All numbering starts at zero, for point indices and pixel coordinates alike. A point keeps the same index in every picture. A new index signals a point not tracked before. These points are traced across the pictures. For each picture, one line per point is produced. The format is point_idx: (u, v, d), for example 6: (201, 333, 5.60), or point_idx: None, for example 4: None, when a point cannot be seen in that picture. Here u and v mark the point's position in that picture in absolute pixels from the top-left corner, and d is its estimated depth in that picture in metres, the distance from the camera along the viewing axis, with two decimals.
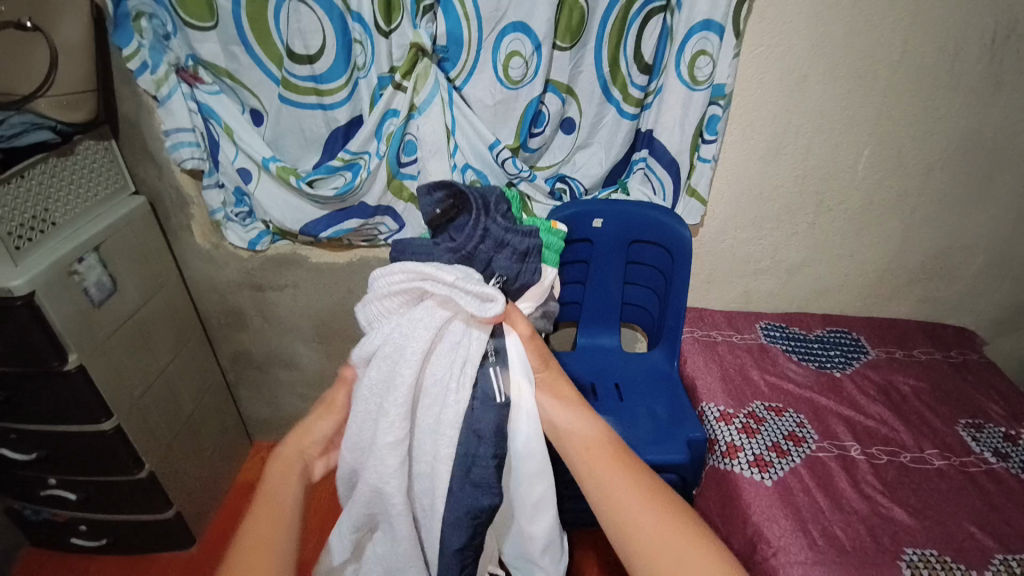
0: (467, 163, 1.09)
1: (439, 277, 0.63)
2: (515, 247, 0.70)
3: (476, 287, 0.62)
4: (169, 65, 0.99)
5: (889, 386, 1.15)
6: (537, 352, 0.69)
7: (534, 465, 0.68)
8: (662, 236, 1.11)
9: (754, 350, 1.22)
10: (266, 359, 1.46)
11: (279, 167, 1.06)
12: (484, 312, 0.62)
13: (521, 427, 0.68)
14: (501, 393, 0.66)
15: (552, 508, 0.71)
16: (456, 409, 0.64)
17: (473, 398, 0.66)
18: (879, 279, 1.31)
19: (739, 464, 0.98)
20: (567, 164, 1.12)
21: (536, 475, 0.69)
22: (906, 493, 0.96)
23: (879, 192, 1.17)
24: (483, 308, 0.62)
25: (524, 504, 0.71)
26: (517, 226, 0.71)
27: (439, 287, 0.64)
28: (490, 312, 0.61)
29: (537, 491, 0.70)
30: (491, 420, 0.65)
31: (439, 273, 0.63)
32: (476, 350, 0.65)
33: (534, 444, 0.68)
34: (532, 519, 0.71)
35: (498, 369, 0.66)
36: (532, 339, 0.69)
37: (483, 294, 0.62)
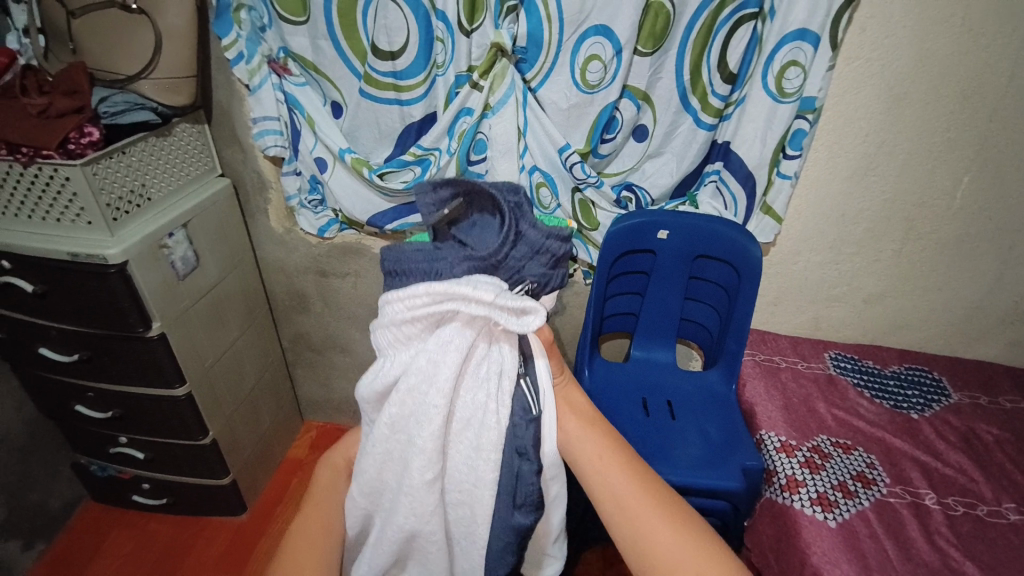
0: (535, 165, 1.10)
1: (474, 299, 0.59)
2: (553, 252, 0.68)
3: (517, 301, 0.60)
4: (262, 56, 1.05)
5: (971, 433, 1.05)
6: (555, 358, 0.71)
7: (552, 469, 0.68)
8: (730, 253, 1.06)
9: (821, 381, 1.15)
10: (323, 343, 1.52)
11: (353, 159, 1.09)
12: (524, 326, 0.61)
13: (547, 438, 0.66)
14: (535, 403, 0.65)
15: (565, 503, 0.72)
16: (499, 432, 0.63)
17: (516, 415, 0.64)
18: (970, 318, 1.20)
19: (800, 500, 0.93)
20: (636, 172, 1.10)
21: (551, 479, 0.69)
22: (979, 547, 0.87)
23: (976, 224, 1.08)
24: (525, 322, 0.60)
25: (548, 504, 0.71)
26: (555, 229, 0.68)
27: (476, 306, 0.60)
28: (533, 326, 0.60)
29: (553, 490, 0.70)
30: (531, 436, 0.64)
31: (469, 295, 0.59)
32: (506, 366, 0.63)
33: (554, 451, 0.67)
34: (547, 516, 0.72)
35: (529, 383, 0.65)
36: (551, 345, 0.71)
37: (520, 309, 0.60)
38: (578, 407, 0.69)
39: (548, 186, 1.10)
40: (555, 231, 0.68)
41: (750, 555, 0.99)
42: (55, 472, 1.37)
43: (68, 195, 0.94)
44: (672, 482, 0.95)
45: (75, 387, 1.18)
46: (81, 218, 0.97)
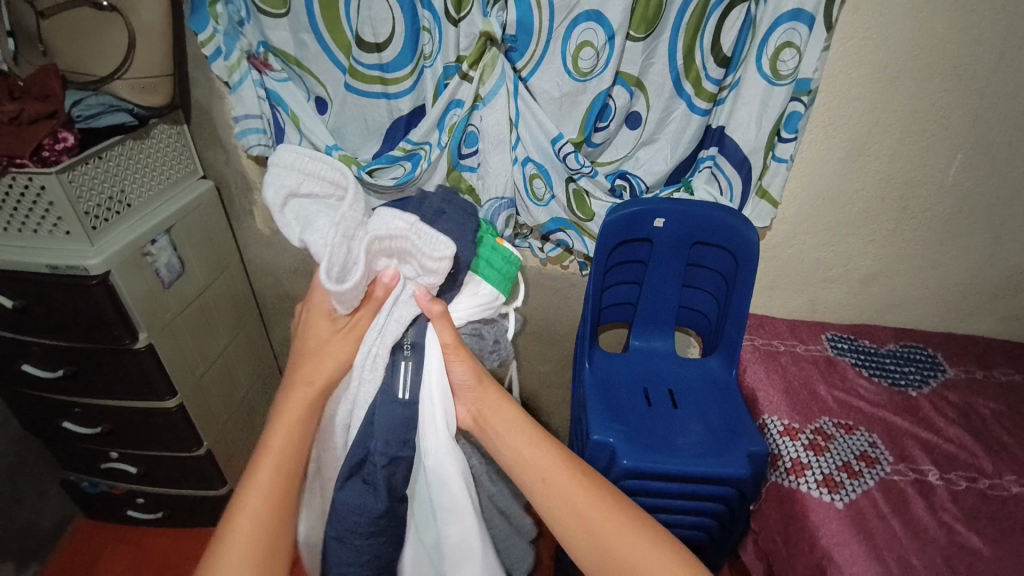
0: (528, 157, 1.08)
1: (394, 224, 0.60)
2: (451, 217, 0.70)
3: (431, 234, 0.62)
4: (241, 51, 1.02)
5: (969, 408, 1.05)
6: (463, 362, 0.65)
7: (450, 495, 0.63)
8: (730, 239, 1.07)
9: (821, 363, 1.14)
10: None
11: (341, 155, 1.06)
12: (438, 258, 0.62)
13: (429, 444, 0.63)
14: (405, 390, 0.65)
15: (478, 549, 0.64)
16: (370, 388, 0.64)
17: (380, 389, 0.65)
18: (962, 295, 1.21)
19: (806, 483, 0.90)
20: (629, 160, 1.09)
21: (454, 512, 0.63)
22: (983, 521, 0.85)
23: (968, 200, 1.09)
24: (445, 256, 0.62)
25: (449, 546, 0.64)
26: (456, 200, 0.73)
27: (398, 232, 0.61)
28: (447, 258, 0.62)
29: (455, 532, 0.63)
30: (393, 417, 0.64)
31: (395, 217, 0.61)
32: (396, 332, 0.64)
33: (445, 468, 0.62)
34: (458, 564, 0.64)
35: (410, 364, 0.66)
36: (458, 349, 0.65)
37: (436, 242, 0.62)
38: (512, 424, 0.65)
39: (542, 177, 1.09)
40: (456, 203, 0.73)
41: (757, 536, 1.00)
42: (43, 491, 1.33)
43: (43, 205, 0.90)
44: (677, 470, 0.95)
45: (61, 403, 1.14)
46: (59, 228, 0.93)
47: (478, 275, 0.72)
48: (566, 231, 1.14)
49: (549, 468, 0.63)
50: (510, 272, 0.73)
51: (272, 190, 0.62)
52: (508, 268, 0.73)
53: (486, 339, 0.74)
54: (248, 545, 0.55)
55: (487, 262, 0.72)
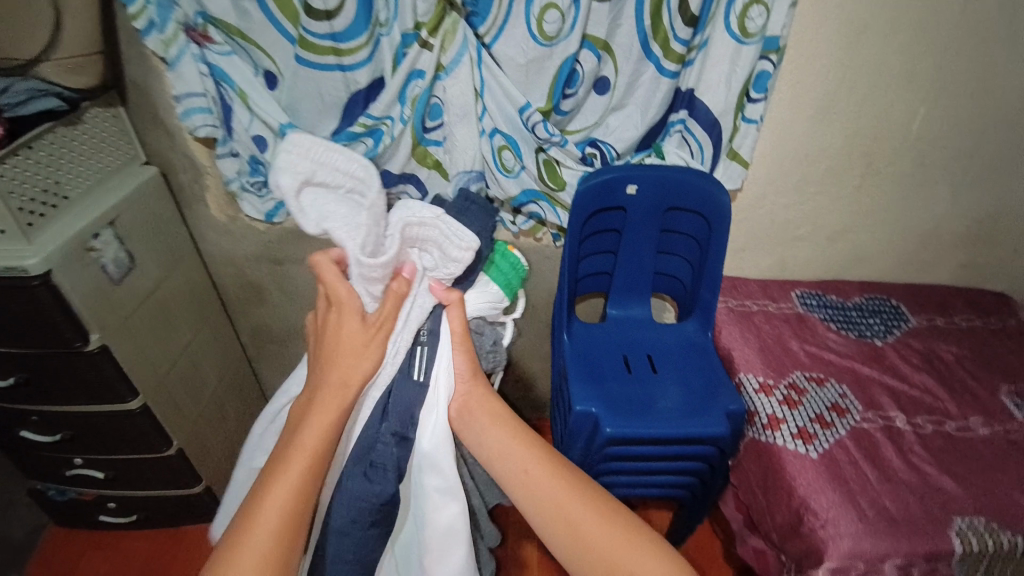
0: (495, 128, 1.05)
1: (426, 214, 0.70)
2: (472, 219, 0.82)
3: (457, 227, 0.71)
4: (177, 23, 0.94)
5: (932, 353, 1.08)
6: (466, 352, 0.72)
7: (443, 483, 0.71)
8: (702, 202, 1.07)
9: (792, 320, 1.16)
10: (286, 333, 1.48)
11: (296, 134, 1.01)
12: (463, 248, 0.71)
13: (430, 431, 0.71)
14: (420, 372, 0.71)
15: (461, 539, 0.72)
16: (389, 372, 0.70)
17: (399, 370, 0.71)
18: (924, 246, 1.24)
19: (782, 437, 0.92)
20: (600, 127, 1.07)
21: (445, 500, 0.72)
22: (951, 460, 0.88)
23: (930, 152, 1.11)
24: (467, 247, 0.70)
25: (435, 534, 0.72)
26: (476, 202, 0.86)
27: (427, 221, 0.71)
28: (472, 249, 0.71)
29: (445, 518, 0.72)
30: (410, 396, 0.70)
31: (427, 209, 0.71)
32: (418, 319, 0.72)
33: (441, 456, 0.70)
34: (442, 553, 0.72)
35: (426, 350, 0.72)
36: (465, 338, 0.72)
37: (461, 233, 0.71)
38: (497, 416, 0.71)
39: (510, 148, 1.06)
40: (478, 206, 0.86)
41: (737, 490, 1.02)
42: (8, 503, 1.27)
43: None
44: (657, 433, 0.97)
45: (17, 412, 1.07)
46: None
47: (487, 277, 0.81)
48: (539, 203, 1.12)
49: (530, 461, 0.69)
50: (515, 279, 0.82)
51: (288, 176, 0.66)
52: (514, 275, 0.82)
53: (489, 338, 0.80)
54: (271, 539, 0.57)
55: (497, 267, 0.82)
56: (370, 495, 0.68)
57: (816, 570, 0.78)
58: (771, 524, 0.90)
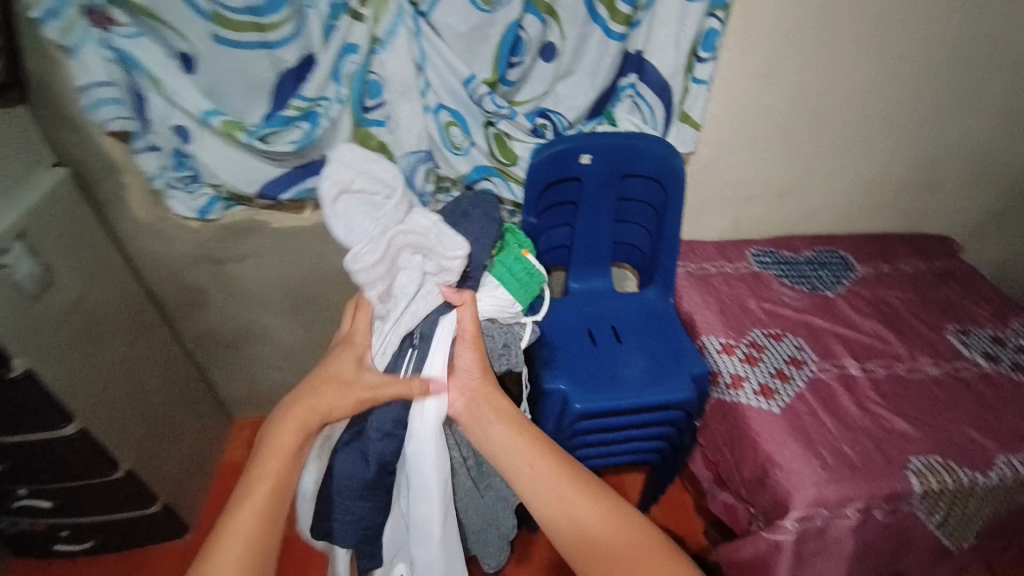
0: (440, 104, 1.00)
1: (424, 223, 0.71)
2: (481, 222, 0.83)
3: (450, 239, 0.72)
4: (76, 7, 0.84)
5: (879, 300, 1.13)
6: (474, 350, 0.75)
7: (418, 479, 0.72)
8: (658, 168, 1.06)
9: (748, 279, 1.18)
10: (236, 336, 1.40)
11: (223, 123, 0.93)
12: (453, 261, 0.72)
13: (417, 435, 0.72)
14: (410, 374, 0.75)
15: (437, 533, 0.72)
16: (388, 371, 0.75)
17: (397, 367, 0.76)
18: (867, 196, 1.28)
19: (745, 395, 0.95)
20: (549, 97, 1.03)
21: (421, 495, 0.72)
22: (903, 402, 0.92)
23: (871, 104, 1.13)
24: (458, 256, 0.72)
25: (414, 525, 0.73)
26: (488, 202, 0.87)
27: (425, 230, 0.72)
28: (462, 262, 0.73)
29: (419, 512, 0.72)
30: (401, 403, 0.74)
31: (423, 217, 0.72)
32: (409, 324, 0.75)
33: (419, 454, 0.71)
34: (419, 545, 0.73)
35: (416, 352, 0.76)
36: (474, 335, 0.75)
37: (454, 247, 0.72)
38: (503, 413, 0.73)
39: (458, 124, 1.02)
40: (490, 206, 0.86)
41: (706, 450, 1.05)
42: None
43: None
44: (627, 404, 0.97)
45: None
46: None
47: (497, 280, 0.83)
48: (491, 179, 1.08)
49: (535, 455, 0.70)
50: (527, 283, 0.84)
51: (328, 181, 0.68)
52: (524, 279, 0.84)
53: (500, 342, 0.84)
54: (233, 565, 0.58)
55: (509, 270, 0.84)
56: (356, 474, 0.75)
57: (783, 520, 0.81)
58: (739, 479, 0.93)
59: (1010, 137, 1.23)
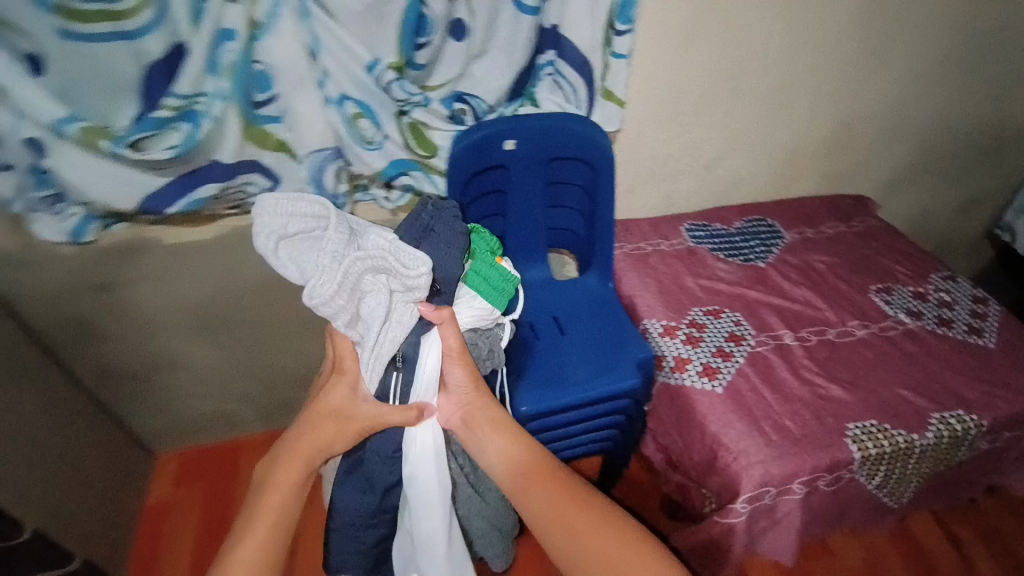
0: (344, 94, 0.89)
1: (378, 242, 0.63)
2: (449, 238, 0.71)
3: (409, 255, 0.63)
4: None
5: (807, 266, 1.15)
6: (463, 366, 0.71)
7: (421, 498, 0.70)
8: (584, 149, 1.02)
9: (684, 255, 1.17)
10: (142, 368, 1.24)
11: (82, 129, 0.79)
12: (417, 275, 0.63)
13: (418, 460, 0.70)
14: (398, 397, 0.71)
15: (444, 544, 0.72)
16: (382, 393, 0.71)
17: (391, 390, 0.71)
18: (790, 162, 1.29)
19: (689, 377, 0.93)
20: (464, 79, 0.96)
21: (424, 514, 0.70)
22: (837, 367, 0.94)
23: (789, 70, 1.13)
24: (421, 271, 0.63)
25: (420, 540, 0.72)
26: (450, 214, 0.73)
27: (383, 249, 0.63)
28: (424, 273, 0.63)
29: (426, 527, 0.71)
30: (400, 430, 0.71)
31: (378, 236, 0.63)
32: (390, 352, 0.66)
33: (421, 472, 0.70)
34: (427, 557, 0.72)
35: (400, 374, 0.71)
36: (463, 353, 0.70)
37: (414, 260, 0.63)
38: (500, 423, 0.71)
39: (366, 116, 0.92)
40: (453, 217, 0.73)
41: (655, 433, 1.03)
42: None
43: None
44: (574, 399, 0.94)
45: None
46: None
47: (473, 290, 0.75)
48: (410, 173, 1.00)
49: (528, 464, 0.69)
50: (505, 290, 0.77)
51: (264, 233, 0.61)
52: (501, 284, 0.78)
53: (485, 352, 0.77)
54: None
55: (485, 278, 0.76)
56: (363, 502, 0.74)
57: (733, 502, 0.81)
58: (689, 462, 0.92)
59: (913, 96, 1.27)
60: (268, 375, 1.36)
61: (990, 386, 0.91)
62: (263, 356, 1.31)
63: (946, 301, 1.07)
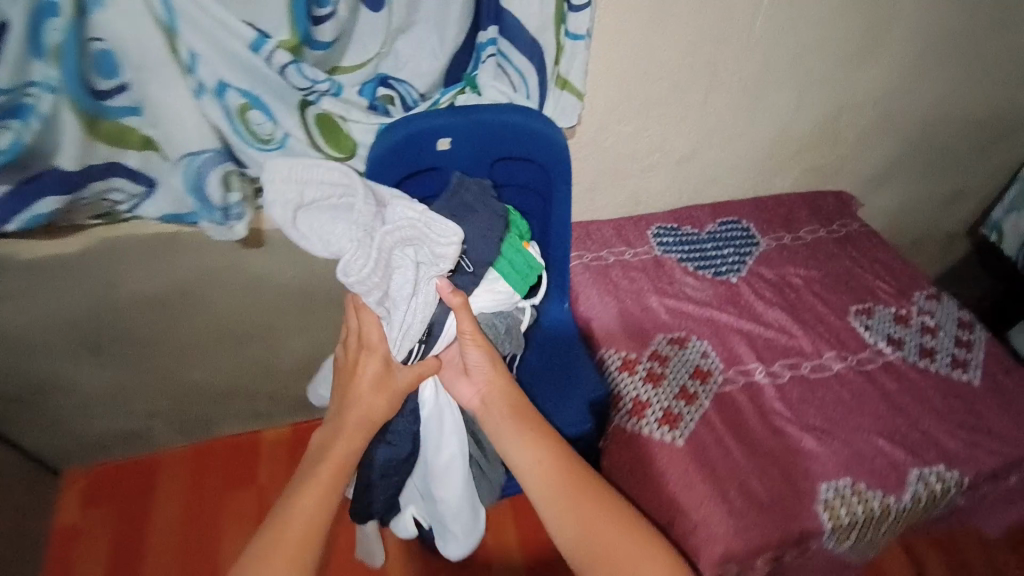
0: (222, 81, 0.69)
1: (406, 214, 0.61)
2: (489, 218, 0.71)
3: (438, 224, 0.62)
4: None
5: (783, 282, 1.03)
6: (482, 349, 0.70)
7: (437, 435, 0.73)
8: (535, 148, 0.83)
9: (649, 267, 1.03)
10: (26, 387, 1.08)
11: None
12: (447, 243, 0.62)
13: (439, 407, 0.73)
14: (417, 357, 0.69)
15: (459, 475, 0.75)
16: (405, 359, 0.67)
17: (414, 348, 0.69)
18: (771, 157, 1.14)
19: (648, 425, 0.82)
20: (387, 59, 0.78)
21: (440, 446, 0.74)
22: (810, 411, 0.84)
23: (775, 53, 0.96)
24: (451, 241, 0.62)
25: (435, 472, 0.74)
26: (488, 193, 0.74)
27: (410, 221, 0.62)
28: (454, 239, 0.62)
29: (442, 459, 0.74)
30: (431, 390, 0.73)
31: (404, 208, 0.61)
32: (419, 325, 0.64)
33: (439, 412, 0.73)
34: (440, 488, 0.75)
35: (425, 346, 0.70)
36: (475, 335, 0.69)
37: (444, 229, 0.62)
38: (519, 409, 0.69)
39: (256, 108, 0.72)
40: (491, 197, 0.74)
41: None
42: None
43: None
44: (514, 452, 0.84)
45: None
46: None
47: (497, 273, 0.74)
48: None
49: (544, 453, 0.66)
50: (528, 276, 0.75)
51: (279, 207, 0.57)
52: (525, 271, 0.76)
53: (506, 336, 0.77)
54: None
55: (509, 263, 0.74)
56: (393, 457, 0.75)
57: None
58: None
59: (910, 86, 1.13)
60: (180, 389, 1.21)
61: (972, 434, 0.83)
62: (171, 370, 1.15)
63: (930, 327, 0.96)
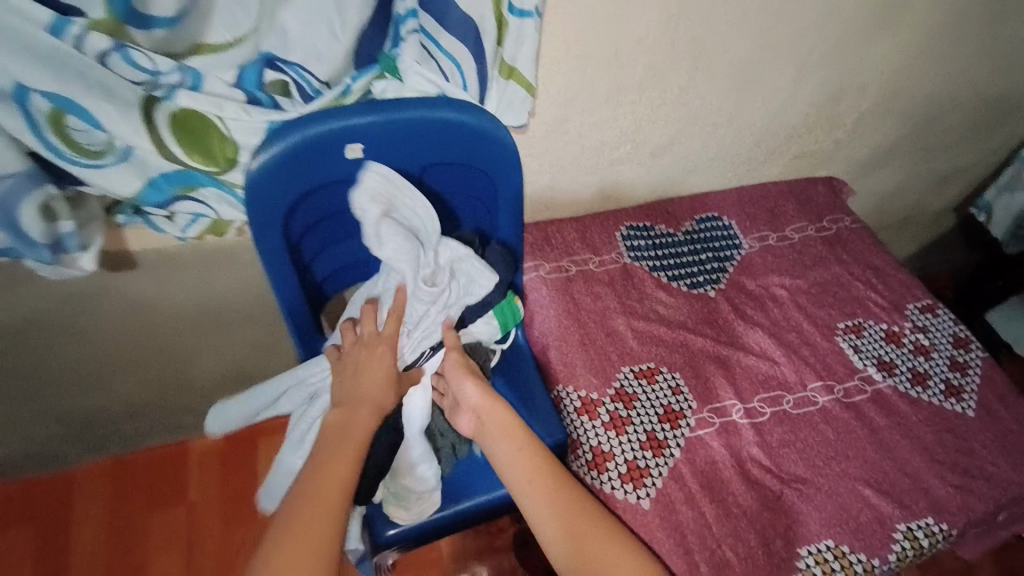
0: (20, 83, 0.52)
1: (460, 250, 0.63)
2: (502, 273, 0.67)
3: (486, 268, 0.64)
4: None
5: (765, 294, 0.90)
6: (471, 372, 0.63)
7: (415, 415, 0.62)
8: (472, 152, 0.65)
9: (617, 277, 0.89)
10: None
11: None
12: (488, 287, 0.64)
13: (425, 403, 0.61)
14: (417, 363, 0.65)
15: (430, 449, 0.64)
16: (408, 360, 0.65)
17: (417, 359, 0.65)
18: (759, 144, 0.99)
19: (610, 483, 0.71)
20: (269, 32, 0.56)
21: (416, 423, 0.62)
22: (792, 457, 0.75)
23: (774, 27, 0.80)
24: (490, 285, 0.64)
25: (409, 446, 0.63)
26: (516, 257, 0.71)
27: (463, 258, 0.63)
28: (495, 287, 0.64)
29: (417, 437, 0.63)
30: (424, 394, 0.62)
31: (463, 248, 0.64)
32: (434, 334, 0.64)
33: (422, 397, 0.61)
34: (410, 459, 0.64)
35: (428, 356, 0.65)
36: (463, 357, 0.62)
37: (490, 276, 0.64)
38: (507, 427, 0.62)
39: (76, 115, 0.55)
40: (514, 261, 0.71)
41: None
42: None
43: None
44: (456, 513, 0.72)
45: None
46: None
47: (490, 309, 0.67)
48: (194, 193, 0.66)
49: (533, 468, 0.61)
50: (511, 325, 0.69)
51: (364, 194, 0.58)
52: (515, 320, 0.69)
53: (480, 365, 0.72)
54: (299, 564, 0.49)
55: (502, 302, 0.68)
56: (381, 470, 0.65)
57: None
58: None
59: (924, 61, 0.97)
60: (81, 416, 1.05)
61: (962, 479, 0.75)
62: (64, 398, 0.99)
63: (924, 346, 0.86)
